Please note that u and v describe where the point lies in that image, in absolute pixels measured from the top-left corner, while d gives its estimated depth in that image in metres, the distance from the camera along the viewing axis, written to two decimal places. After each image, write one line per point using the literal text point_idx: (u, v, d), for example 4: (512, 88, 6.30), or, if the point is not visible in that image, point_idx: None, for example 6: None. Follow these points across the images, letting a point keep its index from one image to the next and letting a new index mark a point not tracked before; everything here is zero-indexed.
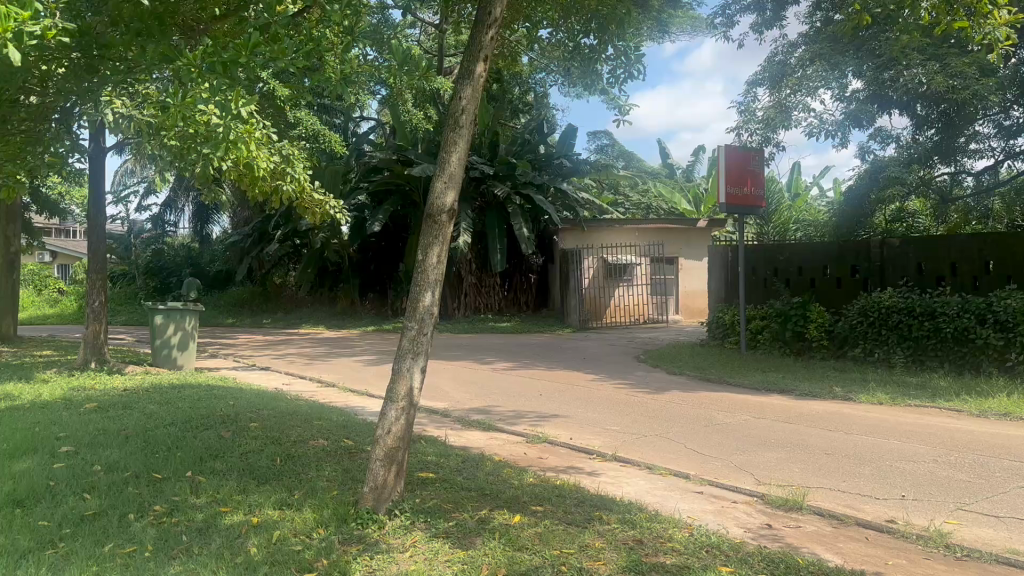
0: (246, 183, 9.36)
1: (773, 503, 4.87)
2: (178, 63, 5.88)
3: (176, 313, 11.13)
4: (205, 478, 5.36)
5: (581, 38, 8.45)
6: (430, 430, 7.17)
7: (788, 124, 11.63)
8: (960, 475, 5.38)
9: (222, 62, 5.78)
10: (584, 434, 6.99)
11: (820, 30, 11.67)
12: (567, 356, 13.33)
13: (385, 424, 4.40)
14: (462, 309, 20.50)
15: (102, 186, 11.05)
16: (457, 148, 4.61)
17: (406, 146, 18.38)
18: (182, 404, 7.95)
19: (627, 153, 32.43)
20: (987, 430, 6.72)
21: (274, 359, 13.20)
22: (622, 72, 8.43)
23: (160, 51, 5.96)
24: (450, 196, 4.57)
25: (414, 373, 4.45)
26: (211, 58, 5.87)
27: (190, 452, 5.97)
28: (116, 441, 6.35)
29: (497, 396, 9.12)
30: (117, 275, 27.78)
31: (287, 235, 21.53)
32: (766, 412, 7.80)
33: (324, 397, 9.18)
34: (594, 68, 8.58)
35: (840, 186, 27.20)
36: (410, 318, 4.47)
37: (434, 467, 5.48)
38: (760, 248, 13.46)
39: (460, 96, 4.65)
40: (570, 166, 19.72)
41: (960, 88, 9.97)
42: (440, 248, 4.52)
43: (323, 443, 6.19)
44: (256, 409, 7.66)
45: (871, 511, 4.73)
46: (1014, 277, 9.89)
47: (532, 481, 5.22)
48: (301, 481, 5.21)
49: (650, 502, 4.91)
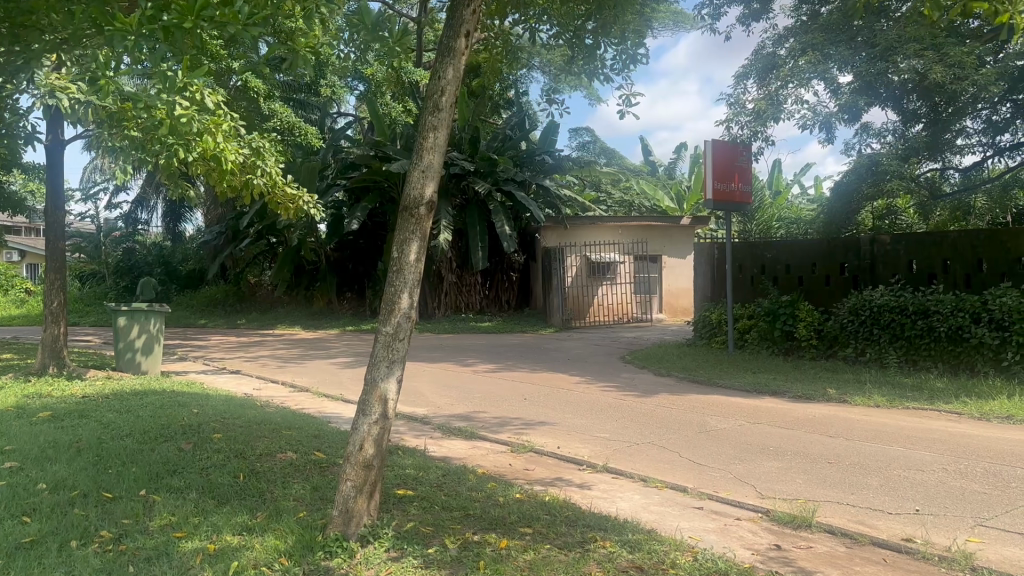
0: (214, 178, 8.82)
1: (780, 521, 4.50)
2: (106, 25, 5.45)
3: (140, 314, 10.56)
4: (160, 498, 4.89)
5: (582, 24, 7.87)
6: (408, 439, 6.74)
7: (779, 117, 11.05)
8: (975, 486, 5.04)
9: (162, 27, 5.33)
10: (572, 443, 6.60)
11: (807, 22, 11.38)
12: (550, 357, 12.92)
13: (356, 439, 3.98)
14: (442, 309, 20.01)
15: (59, 182, 10.46)
16: (435, 131, 4.18)
17: (383, 141, 17.78)
18: (142, 413, 7.44)
19: (609, 150, 32.07)
20: (993, 435, 6.40)
21: (245, 361, 12.67)
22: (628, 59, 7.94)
23: (88, 12, 5.53)
24: (429, 187, 4.15)
25: (389, 383, 4.01)
26: (149, 20, 5.40)
27: (146, 468, 5.50)
28: (66, 456, 5.85)
29: (480, 401, 8.70)
30: (86, 275, 27.26)
31: (260, 232, 20.89)
32: (760, 416, 7.46)
33: (296, 403, 8.71)
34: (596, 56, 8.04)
35: (819, 185, 27.08)
36: (385, 321, 4.03)
37: (412, 483, 5.06)
38: (745, 244, 13.15)
39: (441, 77, 4.23)
40: (552, 163, 19.35)
41: (959, 79, 9.74)
42: (419, 245, 4.09)
43: (291, 457, 5.73)
44: (222, 417, 7.19)
45: (885, 527, 4.38)
46: (1009, 274, 9.62)
47: (520, 498, 4.80)
48: (265, 501, 4.77)
49: (647, 520, 4.52)
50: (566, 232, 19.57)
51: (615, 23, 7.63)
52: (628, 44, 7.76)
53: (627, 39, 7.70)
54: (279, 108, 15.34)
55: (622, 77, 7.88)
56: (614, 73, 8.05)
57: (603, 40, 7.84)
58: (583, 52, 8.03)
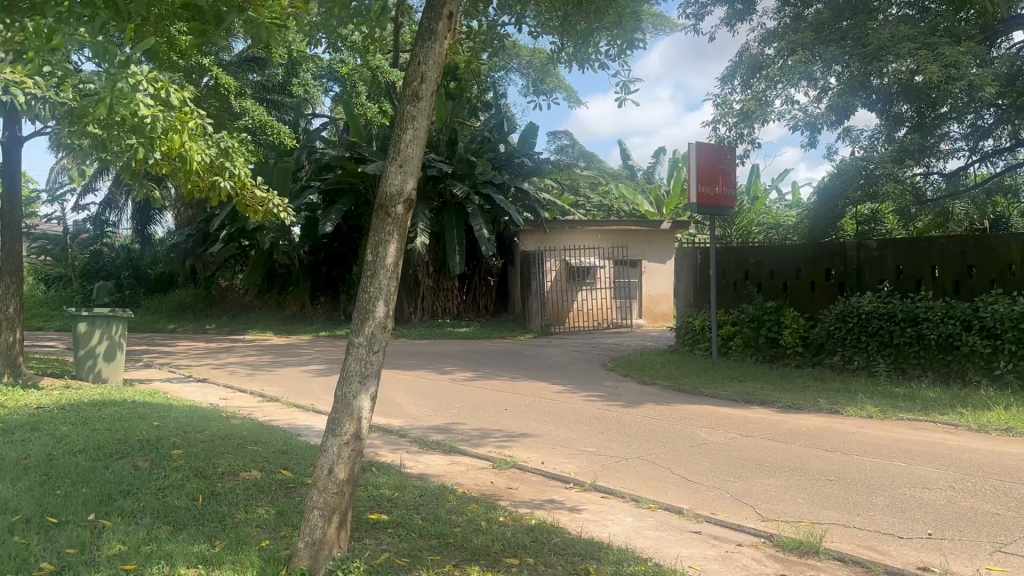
0: (179, 178, 8.39)
1: (785, 547, 4.19)
2: None
3: (101, 320, 10.02)
4: (111, 523, 4.44)
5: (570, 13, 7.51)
6: (383, 454, 6.35)
7: (766, 118, 10.74)
8: (986, 507, 4.77)
9: None
10: (557, 457, 6.25)
11: (793, 24, 11.19)
12: (530, 364, 12.59)
13: (325, 463, 3.59)
14: (418, 313, 19.57)
15: (16, 179, 9.91)
16: (414, 123, 3.81)
17: (359, 141, 17.33)
18: (99, 426, 6.94)
19: (588, 153, 31.83)
20: (993, 449, 6.17)
21: (213, 369, 12.16)
22: (623, 44, 7.57)
23: None
24: (407, 183, 3.77)
25: (362, 401, 3.62)
26: None
27: (98, 489, 5.03)
28: (10, 474, 5.36)
29: (459, 412, 8.31)
30: (51, 278, 26.15)
31: (232, 235, 20.31)
32: (752, 428, 7.18)
33: (266, 414, 8.27)
34: (590, 42, 7.69)
35: (797, 190, 27.07)
36: (358, 331, 3.65)
37: (387, 506, 4.67)
38: (728, 249, 12.90)
39: (421, 60, 3.87)
40: (531, 166, 19.05)
41: (954, 79, 9.25)
42: (396, 247, 3.72)
43: (254, 476, 5.30)
44: (183, 430, 6.72)
45: (897, 554, 4.08)
46: (998, 280, 9.48)
47: (504, 522, 4.44)
48: (225, 528, 4.34)
49: (642, 547, 4.17)
50: (545, 236, 19.23)
51: (609, 6, 7.27)
52: (623, 31, 7.43)
53: (623, 24, 7.36)
54: (250, 105, 14.90)
55: (618, 64, 7.57)
56: (609, 60, 7.74)
57: (594, 25, 7.46)
58: (575, 38, 7.63)
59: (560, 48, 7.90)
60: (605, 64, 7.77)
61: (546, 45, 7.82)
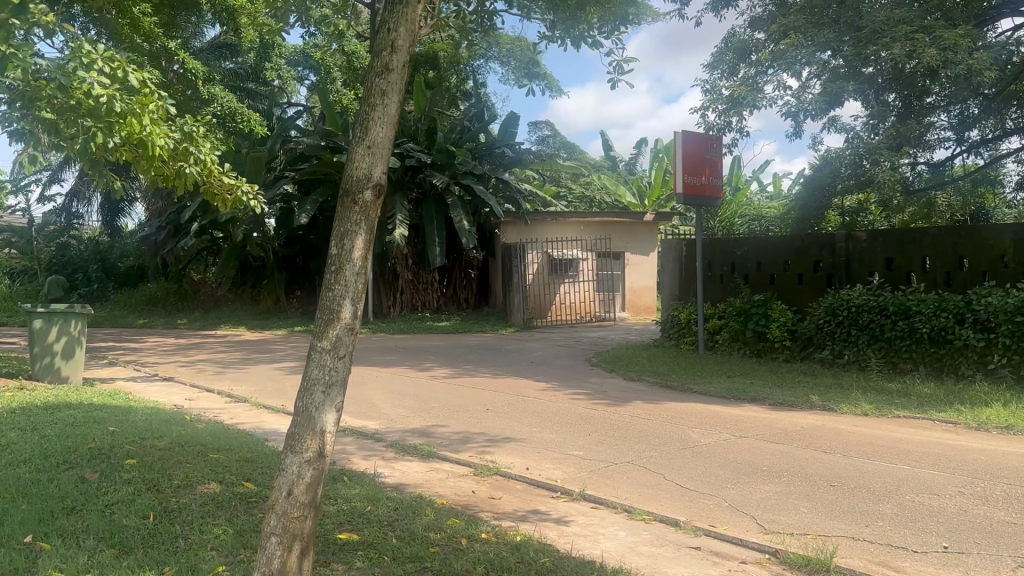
0: (142, 165, 7.79)
1: (792, 565, 3.85)
2: None
3: (58, 316, 9.43)
4: (50, 546, 3.95)
5: None
6: (356, 460, 5.94)
7: (756, 105, 10.39)
8: (1002, 515, 4.47)
9: None
10: (542, 463, 5.87)
11: (784, 6, 10.84)
12: (513, 359, 12.20)
13: (284, 483, 3.18)
14: (398, 308, 19.18)
15: None
16: (384, 99, 3.40)
17: (335, 131, 16.64)
18: (48, 431, 6.43)
19: (569, 144, 31.41)
20: (998, 450, 5.90)
21: (180, 367, 11.61)
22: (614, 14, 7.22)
23: None
24: (377, 168, 3.36)
25: (326, 413, 3.22)
26: None
27: (38, 505, 4.53)
28: None
29: (437, 413, 7.90)
30: (16, 272, 25.23)
31: (203, 228, 19.68)
32: (745, 428, 6.85)
33: (233, 416, 7.81)
34: (580, 13, 7.29)
35: (778, 182, 26.91)
36: (321, 334, 3.25)
37: (357, 522, 4.27)
38: (714, 241, 12.55)
39: (392, 29, 3.47)
40: (512, 156, 18.50)
41: (954, 62, 8.95)
42: (365, 240, 3.31)
43: (213, 490, 4.86)
44: (141, 437, 6.23)
45: (913, 571, 3.77)
46: (991, 272, 9.25)
47: (486, 539, 4.05)
48: (176, 552, 3.90)
49: (639, 567, 3.81)
50: (526, 228, 18.91)
51: None
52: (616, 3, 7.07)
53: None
54: (220, 92, 14.00)
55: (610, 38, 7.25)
56: (602, 36, 7.42)
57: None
58: (566, 12, 7.23)
59: (550, 25, 7.47)
60: (595, 39, 7.41)
61: (536, 22, 7.42)
